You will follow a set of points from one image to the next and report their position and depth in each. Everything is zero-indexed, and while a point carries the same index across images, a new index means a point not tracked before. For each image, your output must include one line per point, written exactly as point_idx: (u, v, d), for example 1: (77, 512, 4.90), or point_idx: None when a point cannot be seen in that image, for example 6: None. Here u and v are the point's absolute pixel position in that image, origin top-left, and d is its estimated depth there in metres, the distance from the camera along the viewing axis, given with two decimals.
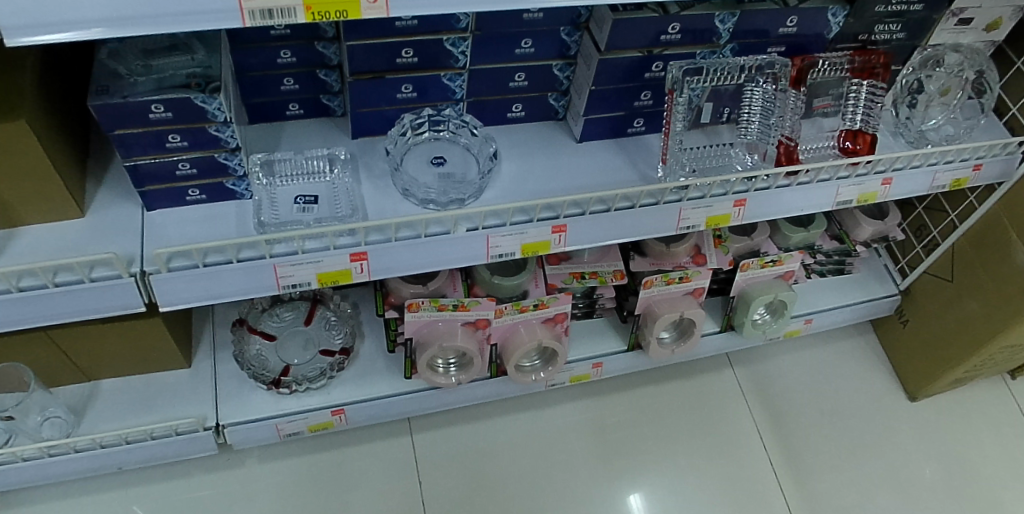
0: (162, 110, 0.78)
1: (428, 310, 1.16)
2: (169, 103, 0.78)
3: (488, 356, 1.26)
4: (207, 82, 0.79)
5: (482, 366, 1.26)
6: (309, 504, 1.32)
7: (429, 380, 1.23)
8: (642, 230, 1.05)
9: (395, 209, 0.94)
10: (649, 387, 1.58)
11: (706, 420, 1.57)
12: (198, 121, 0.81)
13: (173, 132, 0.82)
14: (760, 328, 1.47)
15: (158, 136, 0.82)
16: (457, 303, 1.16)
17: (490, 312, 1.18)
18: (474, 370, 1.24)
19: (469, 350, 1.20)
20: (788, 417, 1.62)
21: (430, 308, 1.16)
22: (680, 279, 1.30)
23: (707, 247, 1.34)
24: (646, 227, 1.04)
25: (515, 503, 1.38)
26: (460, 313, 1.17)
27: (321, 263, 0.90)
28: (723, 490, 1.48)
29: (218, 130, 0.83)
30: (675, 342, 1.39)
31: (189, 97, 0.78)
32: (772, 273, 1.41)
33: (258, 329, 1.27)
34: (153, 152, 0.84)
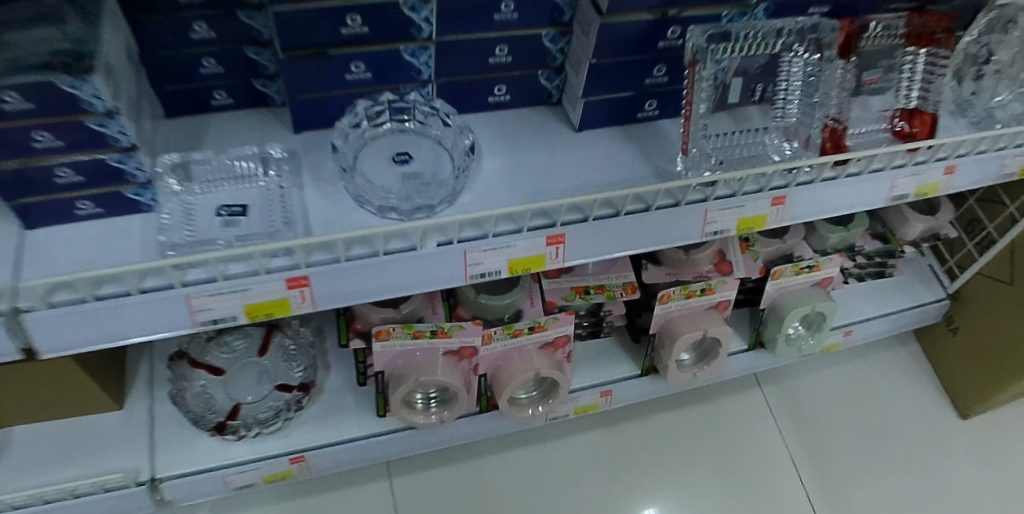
0: (18, 99, 0.58)
1: (399, 339, 0.95)
2: (25, 90, 0.58)
3: (475, 391, 1.05)
4: (78, 60, 0.59)
5: (469, 402, 1.06)
6: None
7: (405, 421, 1.03)
8: (657, 238, 0.84)
9: (346, 220, 0.74)
10: (667, 413, 1.37)
11: (732, 450, 1.36)
12: (71, 113, 0.61)
13: (40, 129, 0.61)
14: (795, 345, 1.27)
15: (20, 135, 0.62)
16: (436, 329, 0.95)
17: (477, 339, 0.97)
18: (459, 407, 1.04)
19: (450, 385, 0.99)
20: (828, 444, 1.40)
21: (404, 336, 0.95)
22: (703, 292, 1.10)
23: (733, 253, 1.13)
24: (663, 234, 0.84)
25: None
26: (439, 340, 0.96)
27: (249, 292, 0.71)
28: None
29: (102, 123, 0.63)
30: (697, 364, 1.18)
31: (53, 82, 0.58)
32: (809, 281, 1.22)
33: (203, 363, 1.08)
34: (19, 157, 0.63)
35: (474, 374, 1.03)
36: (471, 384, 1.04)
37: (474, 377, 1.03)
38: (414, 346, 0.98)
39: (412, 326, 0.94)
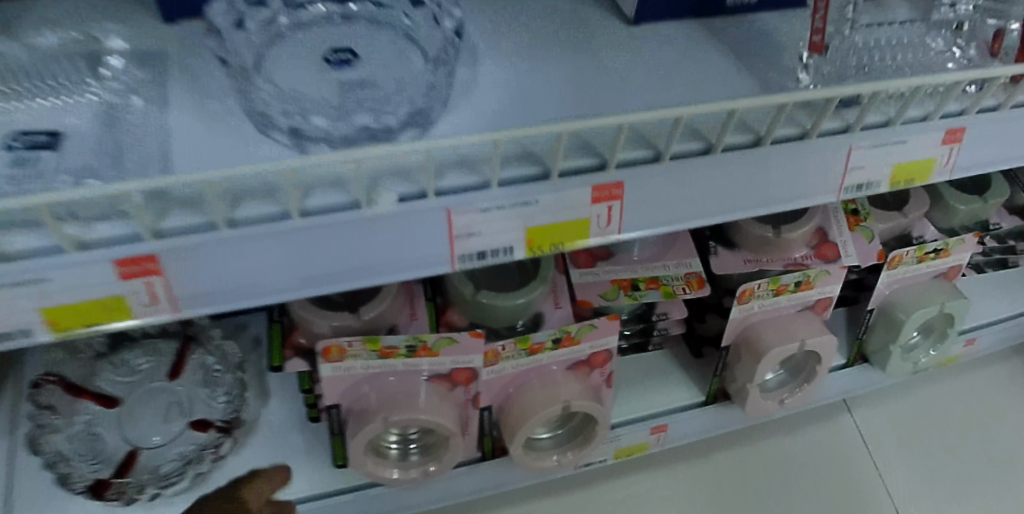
0: None
1: (359, 358, 0.62)
2: None
3: (473, 432, 0.72)
4: None
5: (466, 447, 0.73)
6: None
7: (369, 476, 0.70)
8: (766, 190, 0.51)
9: (235, 158, 0.40)
10: (735, 450, 1.02)
11: (822, 499, 0.99)
12: None
13: None
14: (913, 358, 0.94)
15: None
16: (415, 345, 0.62)
17: (480, 358, 0.64)
18: (449, 456, 0.70)
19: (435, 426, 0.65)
20: (958, 494, 1.02)
21: (366, 355, 0.62)
22: (797, 287, 0.78)
23: (838, 232, 0.80)
24: (778, 182, 0.51)
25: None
26: (424, 362, 0.63)
27: (46, 285, 0.37)
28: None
29: None
30: (784, 387, 0.85)
31: None
32: (932, 271, 0.90)
33: (88, 391, 0.73)
34: None
35: (472, 408, 0.69)
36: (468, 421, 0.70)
37: (473, 412, 0.70)
38: (383, 368, 0.63)
39: (378, 341, 0.61)
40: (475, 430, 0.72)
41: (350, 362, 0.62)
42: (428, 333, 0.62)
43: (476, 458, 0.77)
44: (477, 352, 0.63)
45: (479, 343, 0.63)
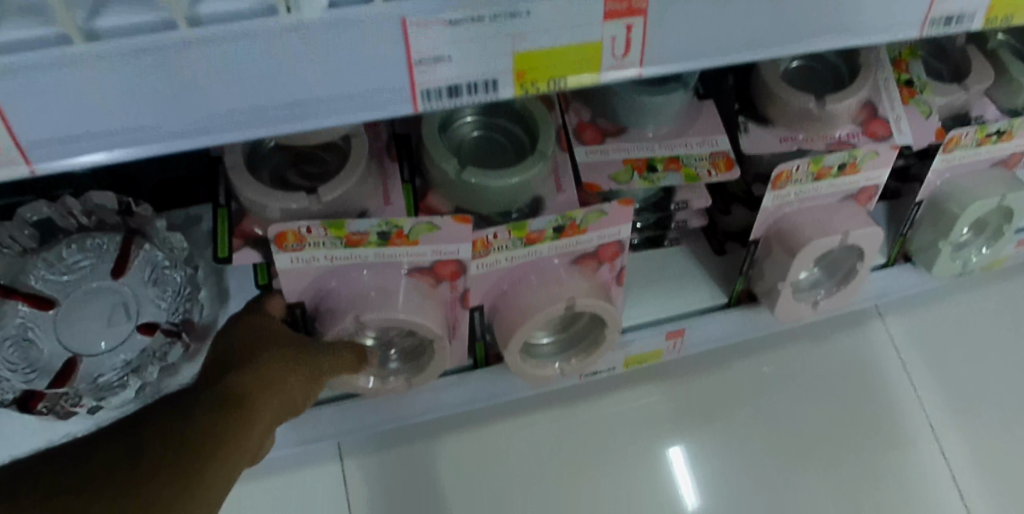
0: None
1: (320, 246, 0.52)
2: None
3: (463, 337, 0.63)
4: None
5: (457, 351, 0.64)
6: None
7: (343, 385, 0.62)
8: (837, 10, 0.37)
9: None
10: (755, 359, 0.94)
11: (848, 411, 0.92)
12: None
13: None
14: (961, 258, 0.84)
15: None
16: (388, 233, 0.51)
17: (468, 248, 0.54)
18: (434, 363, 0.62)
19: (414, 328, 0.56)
20: (994, 405, 0.94)
21: (330, 242, 0.52)
22: (840, 171, 0.66)
23: (888, 105, 0.67)
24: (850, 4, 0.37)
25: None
26: (401, 252, 0.53)
27: None
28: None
29: None
30: (818, 289, 0.75)
31: None
32: (993, 158, 0.78)
33: (19, 291, 0.63)
34: None
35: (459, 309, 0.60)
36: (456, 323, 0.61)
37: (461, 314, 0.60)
38: (352, 260, 0.53)
39: (344, 228, 0.50)
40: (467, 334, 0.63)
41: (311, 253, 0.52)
42: (403, 218, 0.51)
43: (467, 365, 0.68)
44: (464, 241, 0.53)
45: (464, 230, 0.52)
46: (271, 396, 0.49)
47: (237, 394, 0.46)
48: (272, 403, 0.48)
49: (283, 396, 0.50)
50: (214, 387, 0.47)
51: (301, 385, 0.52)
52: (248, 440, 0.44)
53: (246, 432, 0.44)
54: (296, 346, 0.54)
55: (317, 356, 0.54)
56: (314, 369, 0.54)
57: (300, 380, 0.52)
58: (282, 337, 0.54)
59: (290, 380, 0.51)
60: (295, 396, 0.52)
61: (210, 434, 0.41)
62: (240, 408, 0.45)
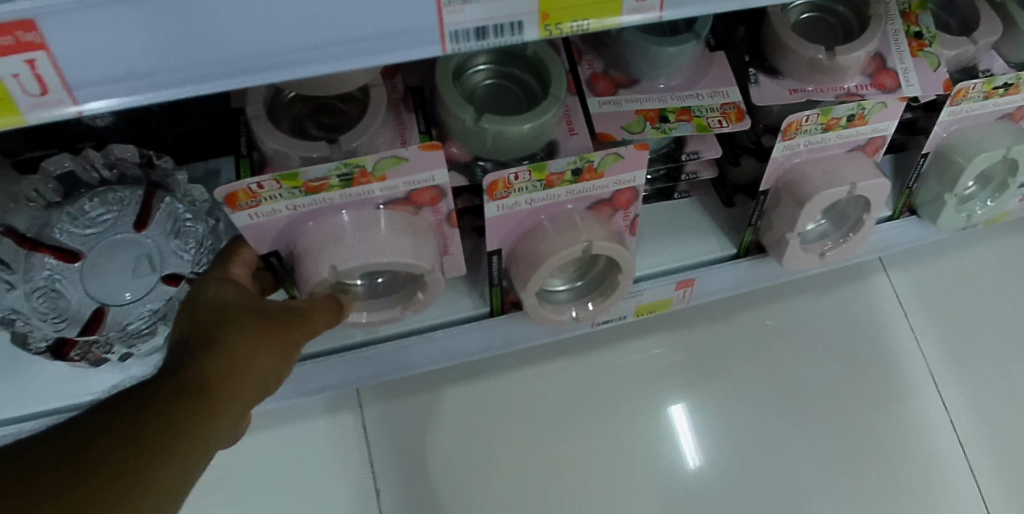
0: None
1: (275, 200, 0.52)
2: None
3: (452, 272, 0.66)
4: None
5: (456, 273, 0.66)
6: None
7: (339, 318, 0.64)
8: None
9: None
10: (760, 311, 0.96)
11: (850, 363, 0.94)
12: None
13: None
14: (966, 211, 0.85)
15: None
16: (349, 174, 0.52)
17: (443, 173, 0.54)
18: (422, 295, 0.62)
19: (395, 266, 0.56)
20: (993, 356, 0.97)
21: (285, 193, 0.52)
22: (849, 122, 0.67)
23: (896, 58, 0.68)
24: None
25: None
26: (376, 191, 0.54)
27: None
28: (867, 498, 0.86)
29: None
30: (827, 238, 0.77)
31: None
32: (999, 111, 0.78)
33: (44, 244, 0.65)
34: None
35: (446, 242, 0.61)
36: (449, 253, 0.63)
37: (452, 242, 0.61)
38: (320, 203, 0.54)
39: (296, 178, 0.51)
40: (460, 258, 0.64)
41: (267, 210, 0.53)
42: (364, 156, 0.51)
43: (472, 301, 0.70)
44: (440, 167, 0.53)
45: (431, 158, 0.52)
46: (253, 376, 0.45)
47: (199, 381, 0.43)
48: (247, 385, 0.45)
49: (261, 373, 0.46)
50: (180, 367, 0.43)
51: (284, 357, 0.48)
52: (208, 435, 0.42)
53: (206, 427, 0.42)
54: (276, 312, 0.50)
55: (298, 322, 0.51)
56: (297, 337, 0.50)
57: (280, 356, 0.48)
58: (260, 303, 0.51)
59: (269, 355, 0.47)
60: (276, 374, 0.48)
61: (161, 435, 0.39)
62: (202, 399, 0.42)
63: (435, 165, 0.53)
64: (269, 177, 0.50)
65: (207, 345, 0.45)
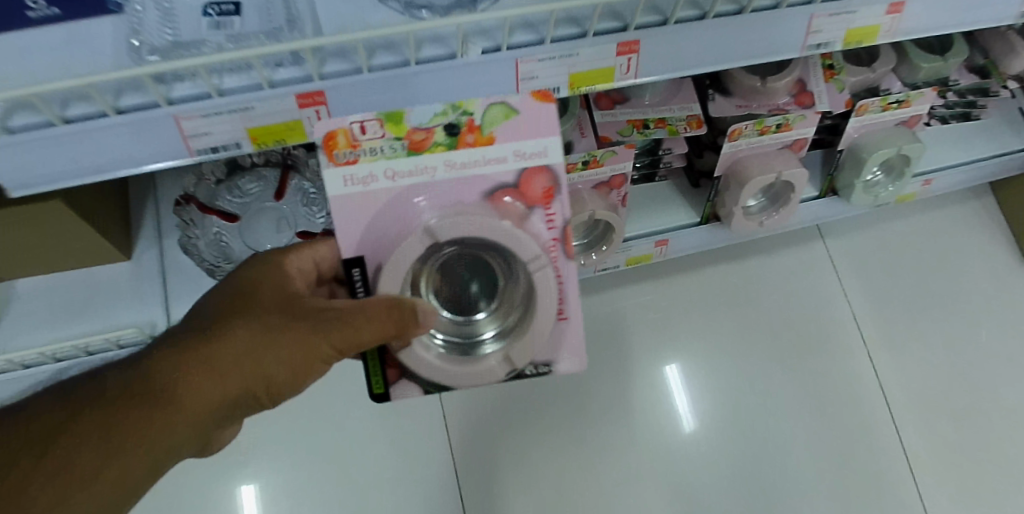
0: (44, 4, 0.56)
1: (371, 155, 0.58)
2: None
3: (563, 362, 0.64)
4: None
5: (558, 349, 0.64)
6: (344, 409, 1.22)
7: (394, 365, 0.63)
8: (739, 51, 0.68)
9: (366, 18, 0.57)
10: (717, 266, 1.32)
11: (778, 307, 1.31)
12: None
13: None
14: (872, 193, 1.14)
15: None
16: (459, 124, 0.59)
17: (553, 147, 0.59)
18: (513, 346, 0.63)
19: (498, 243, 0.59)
20: (889, 301, 1.34)
21: (384, 145, 0.58)
22: (778, 128, 0.95)
23: (814, 82, 0.97)
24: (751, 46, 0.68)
25: (575, 445, 1.21)
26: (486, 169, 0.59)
27: (251, 111, 0.57)
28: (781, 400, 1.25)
29: None
30: (765, 211, 1.06)
31: None
32: (896, 118, 1.06)
33: (214, 208, 0.94)
34: None
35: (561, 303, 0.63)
36: (561, 318, 0.63)
37: (569, 303, 0.63)
38: (424, 179, 0.59)
39: (400, 121, 0.58)
40: (571, 330, 0.64)
41: (363, 168, 0.58)
42: (471, 100, 0.59)
43: (547, 368, 0.65)
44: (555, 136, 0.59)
45: (537, 108, 0.59)
46: (232, 375, 0.60)
47: (177, 375, 0.58)
48: (216, 379, 0.59)
49: (248, 370, 0.60)
50: (170, 347, 0.59)
51: (272, 356, 0.60)
52: (178, 424, 0.58)
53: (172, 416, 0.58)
54: (292, 314, 0.62)
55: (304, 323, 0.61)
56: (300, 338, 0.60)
57: (272, 357, 0.60)
58: (297, 303, 0.63)
59: (262, 356, 0.60)
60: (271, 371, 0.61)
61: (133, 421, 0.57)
62: (162, 393, 0.58)
63: (539, 119, 0.59)
64: (372, 116, 0.58)
65: (212, 336, 0.60)
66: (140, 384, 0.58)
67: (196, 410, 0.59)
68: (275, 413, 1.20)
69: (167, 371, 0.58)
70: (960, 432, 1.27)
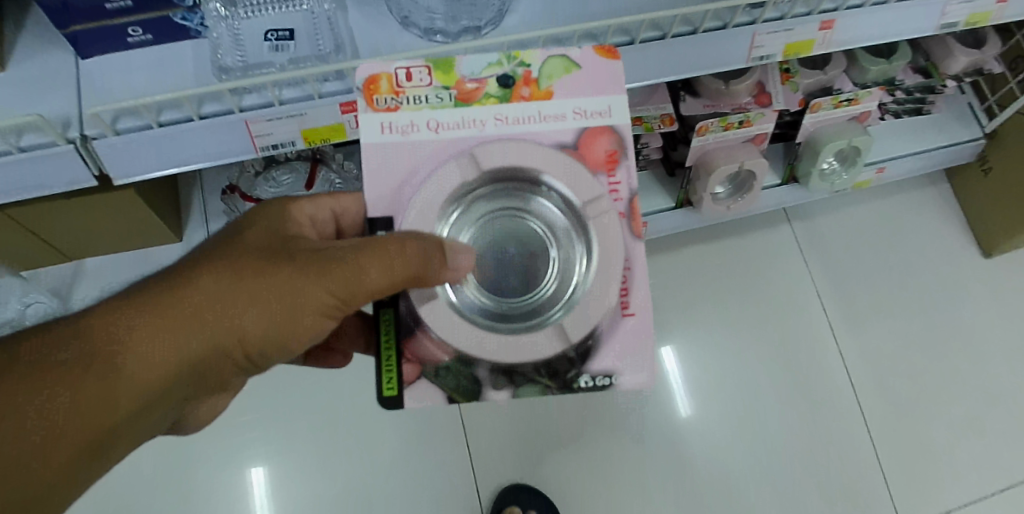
0: (141, 33, 0.71)
1: (414, 103, 0.66)
2: (148, 25, 0.70)
3: (625, 375, 0.66)
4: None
5: (620, 359, 0.66)
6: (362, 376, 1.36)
7: (415, 359, 0.64)
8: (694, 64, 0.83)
9: (394, 43, 0.73)
10: (696, 247, 1.48)
11: (749, 284, 1.47)
12: (160, 8, 0.68)
13: (132, 24, 0.69)
14: (828, 180, 1.29)
15: None
16: (514, 75, 0.67)
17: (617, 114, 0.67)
18: (567, 321, 0.66)
19: (552, 175, 0.67)
20: (850, 277, 1.49)
21: (429, 92, 0.66)
22: (741, 125, 1.10)
23: (772, 85, 1.12)
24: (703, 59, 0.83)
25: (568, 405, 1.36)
26: (546, 115, 0.67)
27: (305, 117, 0.72)
28: (751, 365, 1.41)
29: (185, 18, 0.70)
30: (731, 197, 1.22)
31: (169, 16, 0.69)
32: (848, 115, 1.21)
33: (253, 196, 1.09)
34: (96, 18, 0.68)
35: (624, 296, 0.66)
36: (625, 314, 0.66)
37: (635, 297, 0.66)
38: (473, 131, 0.66)
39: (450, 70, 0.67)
40: (633, 327, 0.66)
41: (403, 114, 0.65)
42: (526, 55, 0.68)
43: (609, 382, 0.66)
44: (619, 95, 0.67)
45: (594, 61, 0.68)
46: (216, 319, 0.63)
47: (165, 312, 0.62)
48: (182, 327, 0.62)
49: (231, 315, 0.63)
50: (133, 298, 0.62)
51: (249, 304, 0.63)
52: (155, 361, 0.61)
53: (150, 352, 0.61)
54: (273, 261, 0.65)
55: (285, 270, 0.64)
56: (282, 284, 0.64)
57: (260, 304, 0.64)
58: (278, 252, 0.66)
59: (249, 303, 0.63)
60: (256, 320, 0.64)
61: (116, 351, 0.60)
62: (114, 347, 0.60)
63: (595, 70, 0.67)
64: (421, 64, 0.67)
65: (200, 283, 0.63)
66: (87, 341, 0.60)
67: (178, 349, 0.62)
68: (303, 378, 1.36)
69: (143, 314, 0.62)
70: (911, 393, 1.43)
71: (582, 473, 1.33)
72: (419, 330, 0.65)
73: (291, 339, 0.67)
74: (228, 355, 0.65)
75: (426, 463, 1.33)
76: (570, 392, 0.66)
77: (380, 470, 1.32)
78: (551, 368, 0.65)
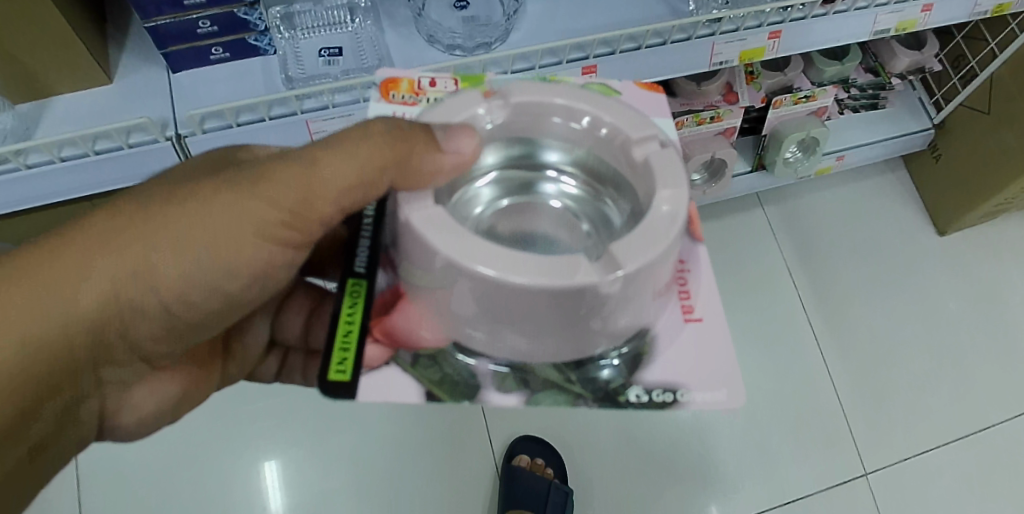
0: (222, 52, 0.89)
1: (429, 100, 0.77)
2: (228, 46, 0.89)
3: (694, 392, 0.65)
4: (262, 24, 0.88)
5: (681, 375, 0.65)
6: None
7: (387, 340, 0.64)
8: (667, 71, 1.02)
9: (422, 56, 0.92)
10: None
11: (729, 263, 1.65)
12: (239, 31, 0.87)
13: (216, 45, 0.88)
14: (793, 168, 1.48)
15: (189, 22, 0.84)
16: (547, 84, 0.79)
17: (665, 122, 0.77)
18: (620, 245, 0.60)
19: (581, 104, 0.70)
20: (821, 257, 1.67)
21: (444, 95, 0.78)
22: (712, 120, 1.29)
23: (739, 84, 1.30)
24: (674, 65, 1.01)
25: None
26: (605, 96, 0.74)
27: (352, 117, 0.90)
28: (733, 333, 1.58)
29: (257, 39, 0.89)
30: (707, 182, 1.40)
31: (245, 38, 0.88)
32: (806, 110, 1.38)
33: None
34: (188, 40, 0.86)
35: (690, 301, 0.69)
36: (689, 318, 0.68)
37: (700, 305, 0.69)
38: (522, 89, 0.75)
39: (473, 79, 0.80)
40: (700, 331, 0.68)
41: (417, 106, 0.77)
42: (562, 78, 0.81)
43: (670, 398, 0.64)
44: (666, 116, 0.77)
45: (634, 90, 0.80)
46: (129, 243, 0.63)
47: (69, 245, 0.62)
48: (71, 282, 0.61)
49: (144, 237, 0.63)
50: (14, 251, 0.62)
51: (170, 226, 0.63)
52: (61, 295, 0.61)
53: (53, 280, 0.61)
54: (188, 187, 0.65)
55: (204, 190, 0.65)
56: (201, 207, 0.64)
57: (180, 225, 0.64)
58: (192, 181, 0.66)
59: (165, 225, 0.63)
60: (177, 241, 0.64)
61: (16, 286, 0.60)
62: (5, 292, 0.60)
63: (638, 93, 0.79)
64: (447, 75, 0.81)
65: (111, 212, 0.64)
66: None
67: (92, 279, 0.62)
68: None
69: (48, 247, 0.62)
70: (878, 358, 1.59)
71: (588, 437, 1.47)
72: (392, 312, 0.66)
73: (213, 269, 0.67)
74: (144, 285, 0.64)
75: (443, 427, 1.46)
76: (618, 407, 0.64)
77: (401, 433, 1.45)
78: (583, 376, 0.66)
